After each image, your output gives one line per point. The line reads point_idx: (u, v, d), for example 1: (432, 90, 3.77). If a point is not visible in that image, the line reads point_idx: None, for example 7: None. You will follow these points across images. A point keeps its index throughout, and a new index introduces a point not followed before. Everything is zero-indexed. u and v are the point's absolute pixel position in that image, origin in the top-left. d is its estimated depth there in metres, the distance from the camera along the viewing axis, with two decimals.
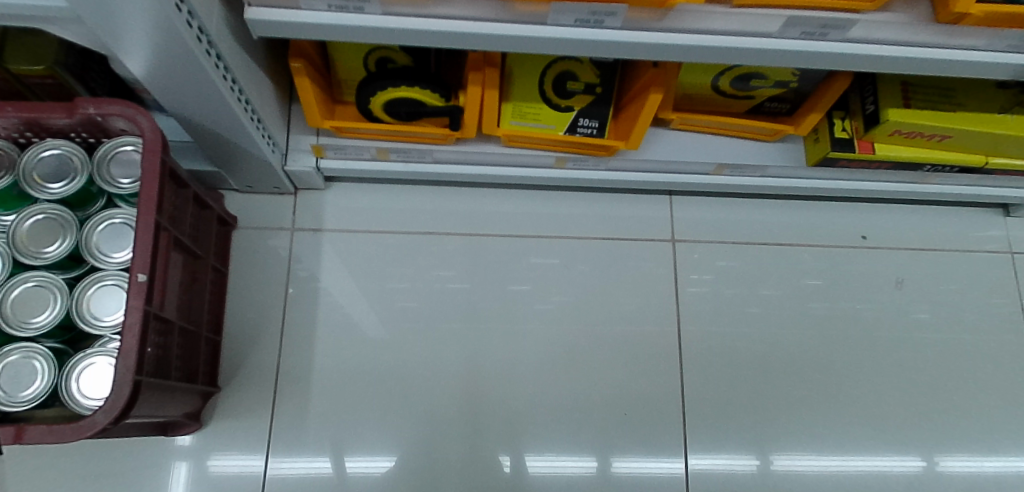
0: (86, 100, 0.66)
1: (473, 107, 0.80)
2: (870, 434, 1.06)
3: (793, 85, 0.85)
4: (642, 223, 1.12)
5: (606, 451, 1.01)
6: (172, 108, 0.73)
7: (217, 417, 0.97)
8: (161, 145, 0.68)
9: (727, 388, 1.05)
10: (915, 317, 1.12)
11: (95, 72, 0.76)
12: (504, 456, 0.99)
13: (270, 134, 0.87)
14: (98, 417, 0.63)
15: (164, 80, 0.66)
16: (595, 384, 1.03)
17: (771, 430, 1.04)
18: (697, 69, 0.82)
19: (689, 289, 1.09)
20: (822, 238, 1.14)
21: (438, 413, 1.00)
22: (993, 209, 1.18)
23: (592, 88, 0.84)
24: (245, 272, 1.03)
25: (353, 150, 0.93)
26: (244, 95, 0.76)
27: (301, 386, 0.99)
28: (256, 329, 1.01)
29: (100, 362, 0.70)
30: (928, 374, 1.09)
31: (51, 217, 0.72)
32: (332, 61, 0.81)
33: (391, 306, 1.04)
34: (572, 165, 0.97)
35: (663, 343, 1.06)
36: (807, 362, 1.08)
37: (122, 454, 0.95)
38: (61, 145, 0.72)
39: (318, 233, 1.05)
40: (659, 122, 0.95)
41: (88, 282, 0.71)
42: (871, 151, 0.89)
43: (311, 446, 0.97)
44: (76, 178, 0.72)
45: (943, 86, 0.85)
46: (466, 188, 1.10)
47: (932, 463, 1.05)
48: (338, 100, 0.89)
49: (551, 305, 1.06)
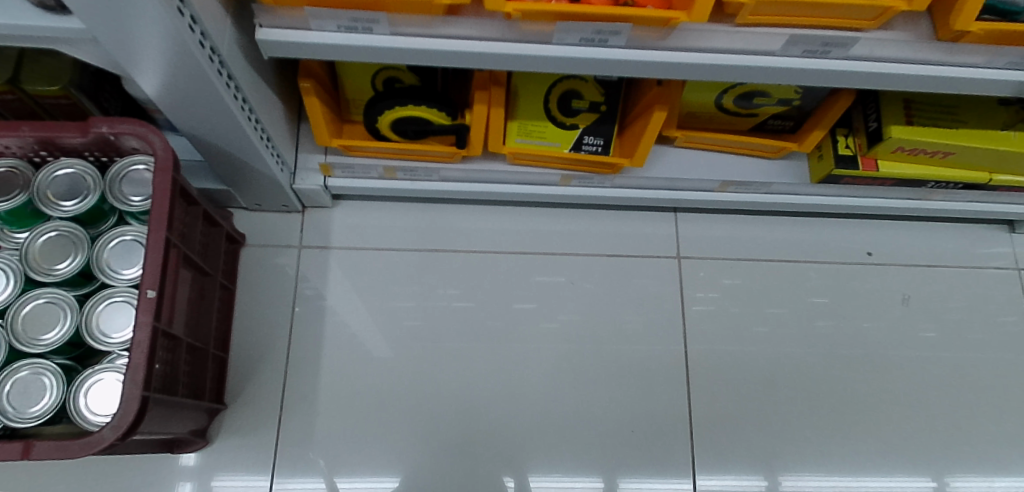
0: (99, 119, 0.67)
1: (479, 125, 0.81)
2: (879, 453, 1.05)
3: (796, 103, 0.86)
4: (647, 240, 1.12)
5: (613, 470, 1.00)
6: (183, 127, 0.74)
7: (222, 436, 0.96)
8: (172, 163, 0.69)
9: (734, 407, 1.05)
10: (923, 335, 1.11)
11: (109, 92, 0.77)
12: (509, 477, 0.98)
13: (279, 152, 0.88)
14: (106, 432, 0.63)
15: (177, 99, 0.67)
16: (601, 405, 1.03)
17: (779, 450, 1.03)
18: (701, 87, 0.83)
19: (695, 307, 1.09)
20: (828, 255, 1.14)
21: (443, 433, 0.99)
22: (998, 225, 1.18)
23: (597, 106, 0.86)
24: (253, 289, 1.03)
25: (360, 169, 0.94)
26: (255, 114, 0.77)
27: (307, 405, 0.99)
28: (262, 347, 1.01)
29: (108, 378, 0.71)
30: (936, 393, 1.08)
31: (64, 234, 0.73)
32: (340, 81, 0.82)
33: (398, 324, 1.04)
34: (577, 182, 0.98)
35: (670, 362, 1.06)
36: (814, 379, 1.07)
37: (127, 473, 0.94)
38: (74, 164, 0.73)
39: (325, 250, 1.06)
40: (664, 140, 0.96)
41: (98, 298, 0.72)
42: (874, 168, 0.90)
43: (316, 465, 0.96)
44: (88, 195, 0.73)
45: (945, 103, 0.86)
46: (472, 206, 1.11)
47: (942, 483, 1.04)
48: (346, 119, 0.90)
49: (557, 324, 1.06)
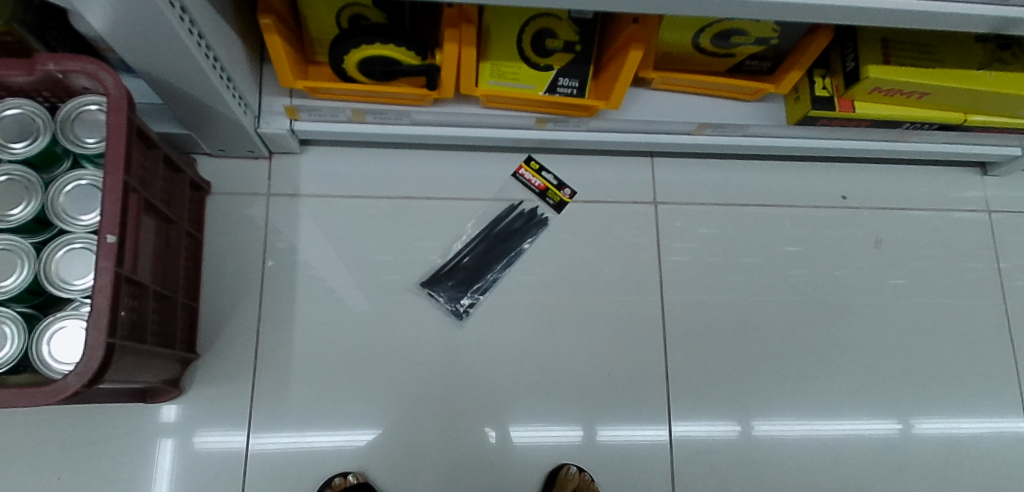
0: (44, 56, 0.64)
1: (451, 66, 0.79)
2: (849, 397, 1.08)
3: (773, 42, 0.84)
4: (624, 187, 1.11)
5: (592, 419, 1.01)
6: (137, 66, 0.71)
7: (199, 388, 0.96)
8: (127, 103, 0.66)
9: (709, 354, 1.06)
10: (894, 281, 1.13)
11: (56, 29, 0.73)
12: (489, 428, 0.99)
13: (241, 93, 0.84)
14: (71, 379, 0.62)
15: (126, 35, 0.63)
16: (579, 353, 1.03)
17: (752, 396, 1.05)
18: (677, 25, 0.81)
19: (672, 254, 1.09)
20: (803, 200, 1.14)
21: (423, 383, 1.00)
22: (971, 168, 1.19)
23: (571, 46, 0.83)
24: (222, 240, 1.01)
25: (328, 112, 0.90)
26: (213, 52, 0.73)
27: (282, 358, 0.98)
28: (236, 298, 0.99)
29: (72, 326, 0.69)
30: (904, 337, 1.11)
31: (14, 179, 0.70)
32: (303, 18, 0.79)
33: (373, 276, 1.02)
34: (552, 125, 0.96)
35: (646, 309, 1.06)
36: (787, 324, 1.09)
37: (104, 428, 0.94)
38: (23, 104, 0.70)
39: (295, 198, 1.04)
40: (640, 82, 0.94)
41: (56, 245, 0.70)
42: (851, 109, 0.89)
43: (295, 419, 0.96)
44: (39, 137, 0.70)
45: (923, 42, 0.85)
46: (446, 153, 1.08)
47: (908, 425, 1.07)
48: (311, 60, 0.87)
49: (534, 274, 1.05)
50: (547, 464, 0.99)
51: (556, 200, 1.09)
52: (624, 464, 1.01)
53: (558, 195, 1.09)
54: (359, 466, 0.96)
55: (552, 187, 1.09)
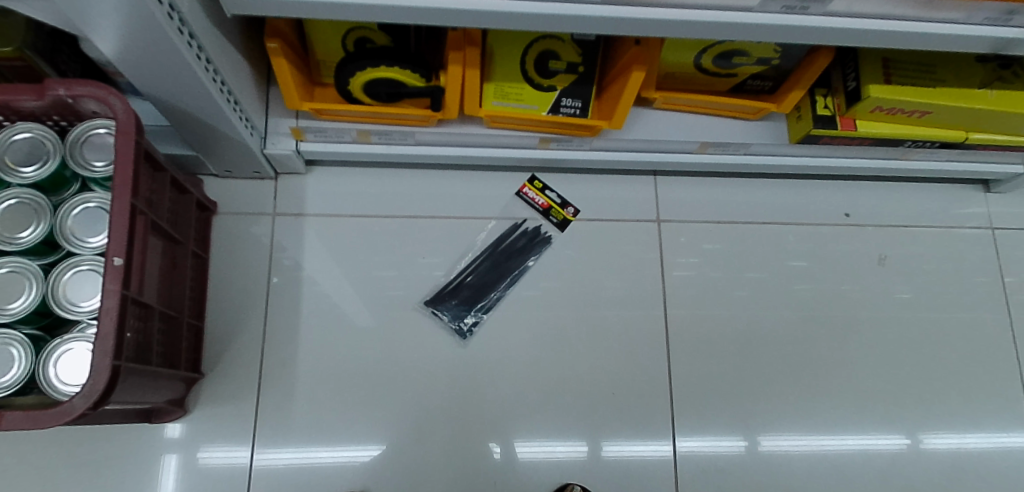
0: (55, 82, 0.65)
1: (454, 87, 0.80)
2: (856, 412, 1.07)
3: (774, 63, 0.85)
4: (628, 204, 1.11)
5: (596, 435, 1.01)
6: (145, 90, 0.72)
7: (204, 405, 0.96)
8: (135, 127, 0.67)
9: (713, 370, 1.06)
10: (898, 296, 1.13)
11: (66, 54, 0.75)
12: (493, 443, 0.99)
13: (247, 115, 0.85)
14: (76, 402, 0.63)
15: (136, 61, 0.65)
16: (583, 369, 1.03)
17: (758, 411, 1.05)
18: (679, 45, 0.82)
19: (676, 272, 1.09)
20: (807, 217, 1.15)
21: (428, 400, 0.99)
22: (974, 185, 1.19)
23: (574, 67, 0.84)
24: (228, 258, 1.02)
25: (333, 133, 0.91)
26: (220, 76, 0.74)
27: (287, 375, 0.98)
28: (240, 316, 1.00)
29: (78, 348, 0.70)
30: (909, 352, 1.11)
31: (24, 202, 0.71)
32: (310, 41, 0.80)
33: (378, 293, 1.03)
34: (556, 145, 0.96)
35: (650, 326, 1.06)
36: (791, 340, 1.09)
37: (109, 445, 0.94)
38: (33, 128, 0.71)
39: (300, 217, 1.04)
40: (643, 102, 0.94)
41: (64, 267, 0.70)
42: (853, 128, 0.89)
43: (300, 435, 0.96)
44: (49, 161, 0.71)
45: (924, 62, 0.86)
46: (450, 171, 1.09)
47: (916, 440, 1.07)
48: (317, 82, 0.88)
49: (538, 291, 1.06)
50: (550, 482, 0.98)
51: (559, 218, 1.09)
52: (629, 480, 1.00)
53: (561, 214, 1.09)
54: (362, 483, 0.96)
55: (556, 206, 1.09)
